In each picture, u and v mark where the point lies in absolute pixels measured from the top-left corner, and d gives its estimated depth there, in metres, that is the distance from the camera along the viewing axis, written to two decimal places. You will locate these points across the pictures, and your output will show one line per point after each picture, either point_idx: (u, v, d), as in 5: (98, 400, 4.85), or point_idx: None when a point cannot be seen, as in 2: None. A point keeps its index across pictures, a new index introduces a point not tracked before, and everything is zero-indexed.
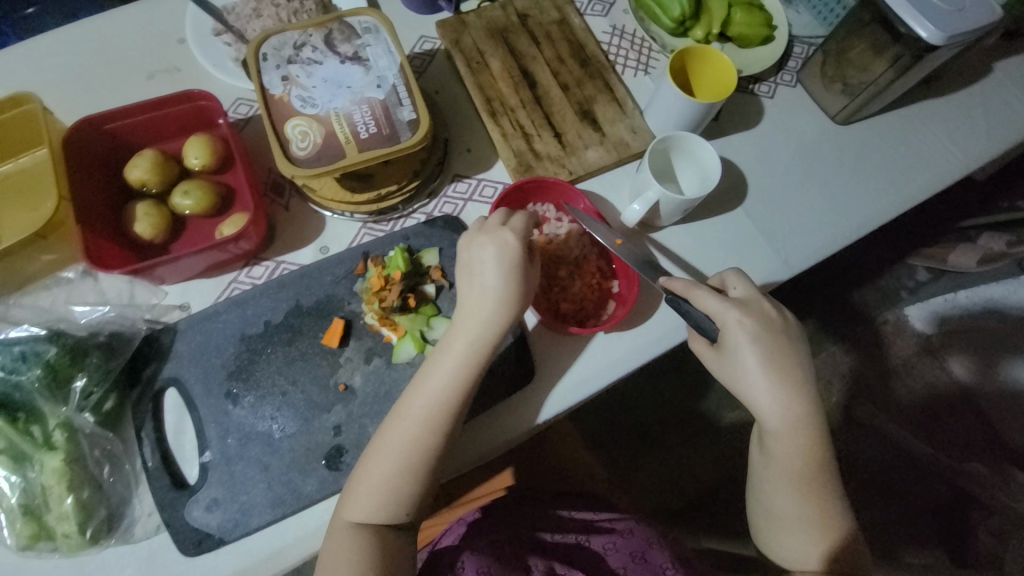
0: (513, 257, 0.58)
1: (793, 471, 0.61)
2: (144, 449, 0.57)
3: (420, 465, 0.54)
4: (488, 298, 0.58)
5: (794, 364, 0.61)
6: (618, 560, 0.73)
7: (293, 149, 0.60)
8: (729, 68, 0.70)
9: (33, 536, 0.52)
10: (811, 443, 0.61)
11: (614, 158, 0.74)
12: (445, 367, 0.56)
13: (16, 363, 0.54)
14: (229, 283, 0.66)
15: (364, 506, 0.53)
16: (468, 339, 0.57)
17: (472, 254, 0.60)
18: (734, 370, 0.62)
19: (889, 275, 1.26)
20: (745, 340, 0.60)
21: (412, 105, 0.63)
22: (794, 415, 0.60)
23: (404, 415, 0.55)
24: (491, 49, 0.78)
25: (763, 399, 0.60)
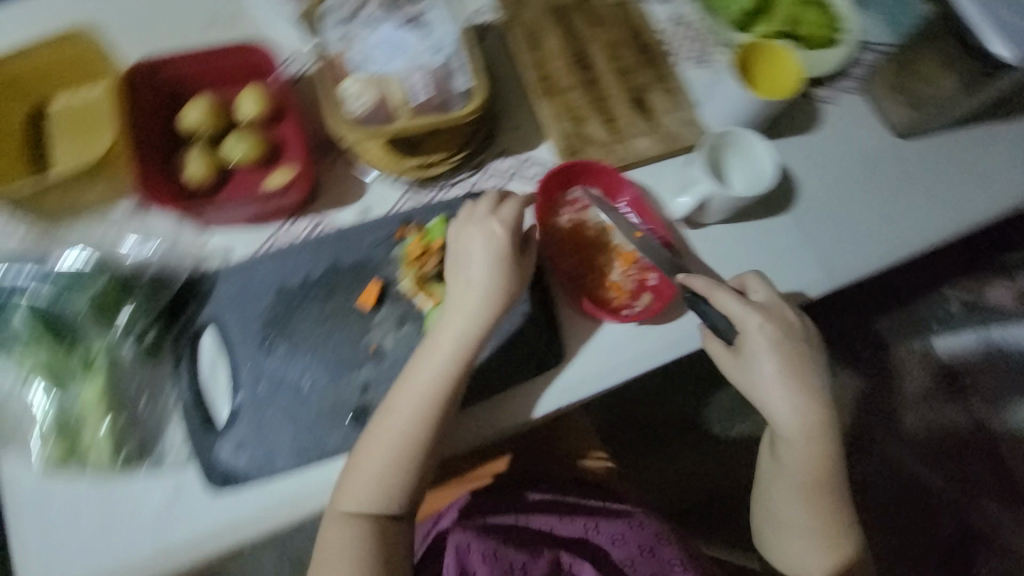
0: (499, 250, 0.59)
1: (805, 478, 0.62)
2: (179, 385, 0.58)
3: (411, 456, 0.56)
4: (477, 294, 0.59)
5: (812, 373, 0.62)
6: (626, 551, 0.74)
7: (348, 108, 0.60)
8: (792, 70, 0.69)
9: (65, 455, 0.54)
10: (827, 451, 0.61)
11: (664, 148, 0.72)
12: (431, 361, 0.57)
13: (69, 288, 0.57)
14: (273, 234, 0.67)
15: (356, 497, 0.56)
16: (457, 332, 0.58)
17: (462, 250, 0.60)
18: (753, 375, 0.62)
19: (922, 305, 1.19)
20: (764, 349, 0.61)
21: (468, 75, 0.62)
22: (810, 426, 0.61)
23: (393, 410, 0.57)
24: (548, 26, 0.77)
25: (781, 408, 0.61)
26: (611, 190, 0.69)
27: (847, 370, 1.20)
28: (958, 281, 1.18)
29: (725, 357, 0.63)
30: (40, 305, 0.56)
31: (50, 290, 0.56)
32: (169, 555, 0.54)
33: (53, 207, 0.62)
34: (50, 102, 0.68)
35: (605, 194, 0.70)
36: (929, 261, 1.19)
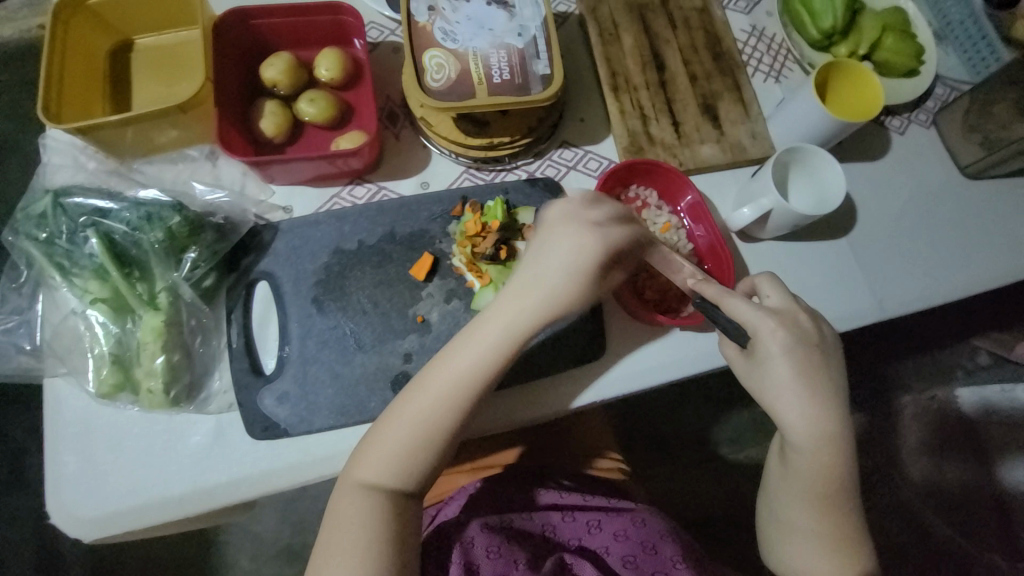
0: (581, 253, 0.56)
1: (815, 488, 0.58)
2: (231, 330, 0.60)
3: (436, 440, 0.54)
4: (543, 292, 0.56)
5: (826, 375, 0.57)
6: (626, 549, 0.70)
7: (427, 79, 0.61)
8: (873, 96, 0.67)
9: (117, 386, 0.55)
10: (840, 460, 0.56)
11: (728, 159, 0.71)
12: (477, 347, 0.55)
13: (141, 221, 0.57)
14: (333, 196, 0.68)
15: (375, 469, 0.53)
16: (512, 325, 0.55)
17: (539, 245, 0.57)
18: (765, 380, 0.58)
19: (948, 352, 1.18)
20: (776, 351, 0.57)
21: (548, 60, 0.62)
22: (823, 432, 0.56)
23: (428, 387, 0.54)
24: (626, 23, 0.76)
25: (793, 413, 0.56)
26: (672, 193, 0.69)
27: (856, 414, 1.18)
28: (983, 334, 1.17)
29: (737, 358, 0.61)
30: (112, 234, 0.56)
31: (124, 221, 0.57)
32: (204, 496, 0.56)
33: (130, 141, 0.62)
34: (135, 40, 0.69)
35: (664, 197, 0.69)
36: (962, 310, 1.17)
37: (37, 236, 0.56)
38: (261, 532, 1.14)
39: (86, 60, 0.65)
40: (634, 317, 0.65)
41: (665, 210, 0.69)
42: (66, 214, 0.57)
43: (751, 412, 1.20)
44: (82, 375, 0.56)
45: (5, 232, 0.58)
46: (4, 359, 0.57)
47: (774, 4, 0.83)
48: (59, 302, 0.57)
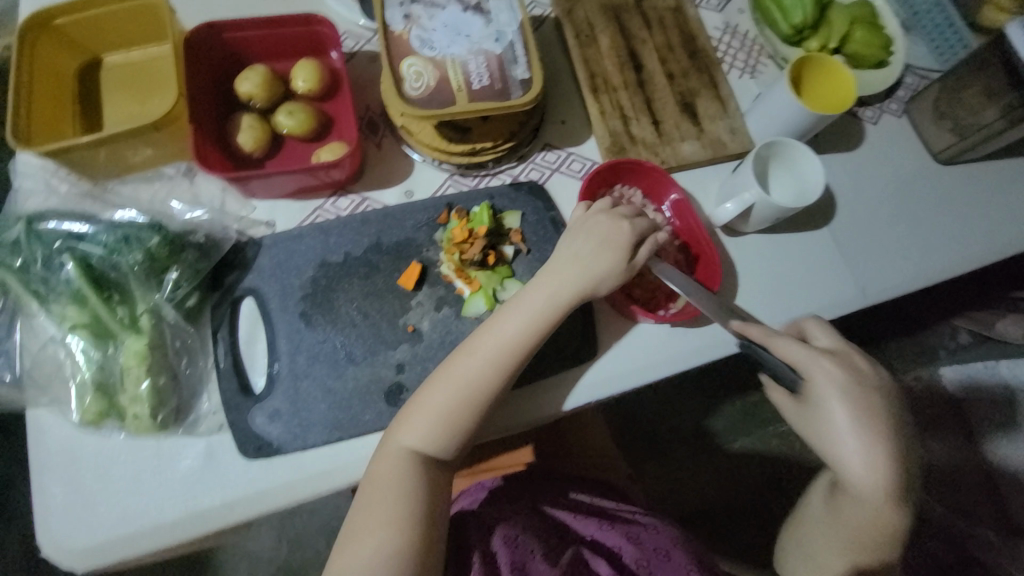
0: (618, 235, 0.60)
1: (860, 533, 0.57)
2: (218, 350, 0.59)
3: (478, 405, 0.55)
4: (582, 267, 0.59)
5: (894, 429, 0.53)
6: (642, 552, 0.68)
7: (406, 88, 0.60)
8: (845, 98, 0.68)
9: (101, 412, 0.54)
10: (898, 511, 0.54)
11: (709, 155, 0.72)
12: (523, 314, 0.57)
13: (119, 243, 0.55)
14: (317, 209, 0.68)
15: (420, 430, 0.54)
16: (554, 296, 0.58)
17: (578, 226, 0.61)
18: (822, 427, 0.54)
19: (930, 333, 1.21)
20: (834, 399, 0.53)
21: (527, 64, 0.62)
22: (887, 484, 0.52)
23: (477, 345, 0.56)
24: (602, 24, 0.77)
25: (857, 465, 0.53)
26: (657, 192, 0.70)
27: None
28: (964, 313, 1.18)
29: (786, 402, 0.58)
30: (89, 258, 0.55)
31: (101, 245, 0.55)
32: (198, 521, 0.54)
33: (104, 162, 0.61)
34: (103, 58, 0.68)
35: (649, 195, 0.70)
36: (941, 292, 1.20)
37: (11, 263, 0.54)
38: (258, 552, 1.12)
39: (54, 81, 0.64)
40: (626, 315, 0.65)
41: (650, 208, 0.70)
42: (40, 239, 0.55)
43: (742, 403, 1.22)
44: (65, 405, 0.55)
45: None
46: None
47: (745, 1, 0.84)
48: (37, 331, 0.56)
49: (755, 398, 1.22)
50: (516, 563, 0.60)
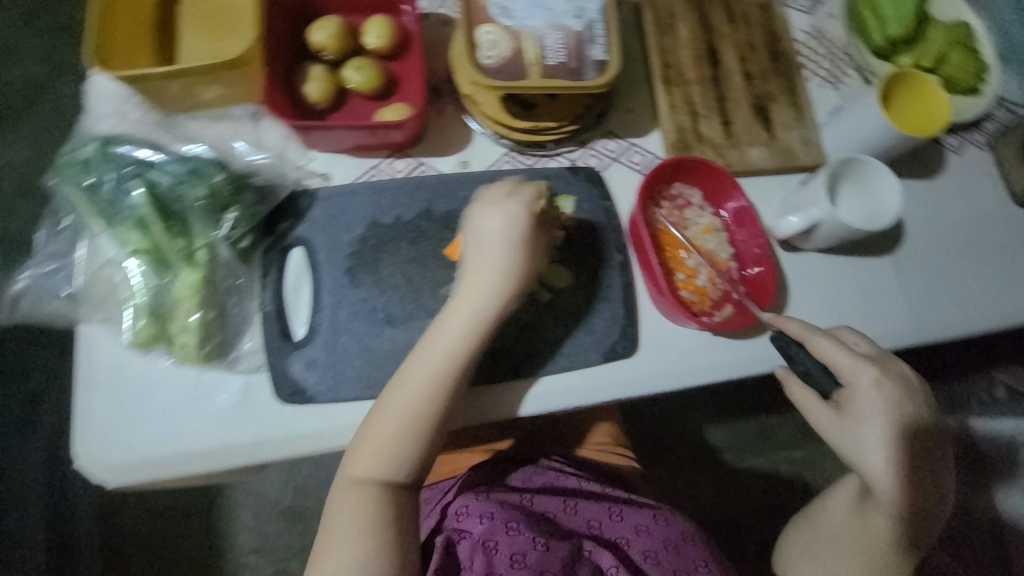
0: (521, 228, 0.58)
1: (877, 539, 0.60)
2: (264, 293, 0.60)
3: (424, 425, 0.54)
4: (494, 274, 0.57)
5: (921, 440, 0.58)
6: (648, 543, 0.67)
7: (479, 55, 0.59)
8: (925, 122, 0.65)
9: (152, 337, 0.56)
10: (913, 513, 0.58)
11: (777, 164, 0.69)
12: (450, 334, 0.56)
13: (186, 176, 0.57)
14: (372, 168, 0.67)
15: (366, 462, 0.53)
16: (477, 309, 0.56)
17: (480, 232, 0.58)
18: (855, 432, 0.58)
19: (965, 383, 1.16)
20: (873, 409, 0.57)
21: (605, 46, 0.60)
22: (906, 489, 0.58)
23: (408, 377, 0.55)
24: (683, 14, 0.74)
25: (884, 466, 0.57)
26: (718, 196, 0.67)
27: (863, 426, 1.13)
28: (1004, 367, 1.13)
29: (816, 401, 0.61)
30: (156, 186, 0.56)
31: (169, 175, 0.57)
32: (228, 453, 0.56)
33: (175, 95, 0.61)
34: None
35: (708, 198, 0.67)
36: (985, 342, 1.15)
37: (82, 181, 0.56)
38: (264, 492, 1.16)
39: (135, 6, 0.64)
40: (670, 317, 0.64)
41: (708, 210, 0.67)
42: (111, 162, 0.56)
43: (755, 423, 1.20)
44: (118, 324, 0.57)
45: (51, 175, 0.58)
46: (41, 300, 0.58)
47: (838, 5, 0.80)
48: (98, 250, 0.58)
49: (773, 419, 1.20)
50: (514, 553, 0.61)
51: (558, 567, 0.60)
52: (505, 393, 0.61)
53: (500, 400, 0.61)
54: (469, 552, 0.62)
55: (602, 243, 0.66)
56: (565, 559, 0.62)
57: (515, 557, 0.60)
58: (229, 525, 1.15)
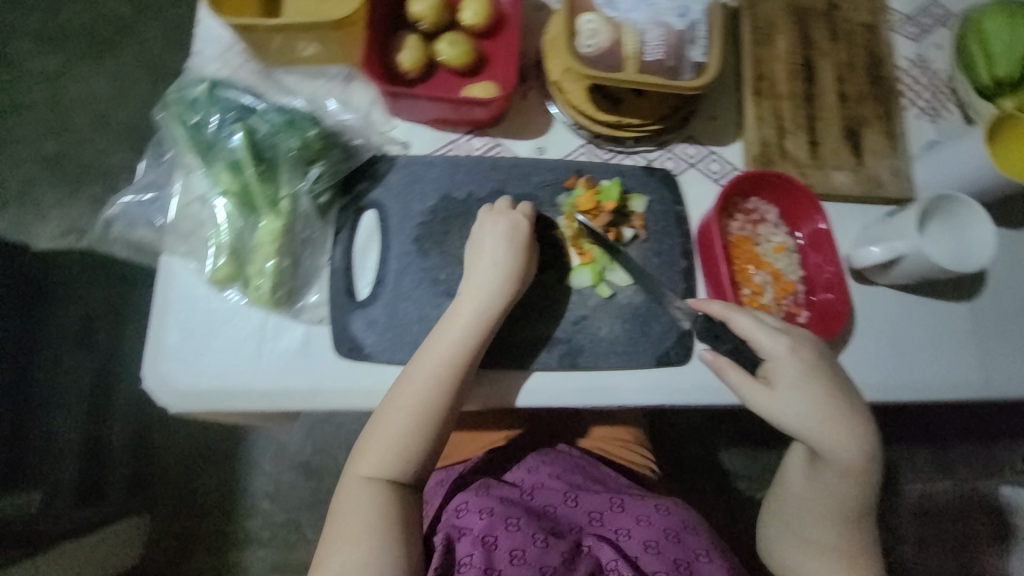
0: (523, 237, 0.60)
1: (837, 501, 0.59)
2: (335, 249, 0.62)
3: (429, 421, 0.56)
4: (488, 280, 0.58)
5: (849, 399, 0.57)
6: (650, 534, 0.65)
7: (578, 43, 0.59)
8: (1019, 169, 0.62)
9: (229, 276, 0.58)
10: (864, 475, 0.58)
11: (861, 191, 0.67)
12: (447, 337, 0.57)
13: (282, 126, 0.59)
14: (451, 143, 0.68)
15: (375, 461, 0.55)
16: (473, 313, 0.57)
17: (477, 243, 0.60)
18: (788, 404, 0.57)
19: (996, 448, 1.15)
20: (797, 377, 0.56)
21: (706, 48, 0.59)
22: (851, 447, 0.57)
23: (411, 380, 0.56)
24: (784, 26, 0.72)
25: (829, 434, 0.56)
26: (796, 216, 0.65)
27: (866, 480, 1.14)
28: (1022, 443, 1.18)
29: (746, 379, 0.58)
30: (254, 132, 0.58)
31: (267, 123, 0.59)
32: (284, 397, 0.59)
33: (276, 47, 0.63)
34: None
35: (786, 217, 0.66)
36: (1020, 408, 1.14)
37: (187, 119, 0.58)
38: (285, 443, 1.20)
39: None
40: None
41: (783, 229, 0.66)
42: (212, 104, 0.59)
43: (776, 456, 1.17)
44: (200, 259, 0.60)
45: (158, 109, 0.61)
46: (133, 227, 0.61)
47: (945, 37, 0.77)
48: (190, 186, 0.60)
49: None
50: (513, 549, 0.61)
51: (557, 562, 0.60)
52: (552, 380, 0.62)
53: (547, 386, 0.62)
54: (468, 548, 0.62)
55: (669, 247, 0.65)
56: (564, 554, 0.61)
57: (516, 553, 0.60)
58: (248, 469, 1.19)
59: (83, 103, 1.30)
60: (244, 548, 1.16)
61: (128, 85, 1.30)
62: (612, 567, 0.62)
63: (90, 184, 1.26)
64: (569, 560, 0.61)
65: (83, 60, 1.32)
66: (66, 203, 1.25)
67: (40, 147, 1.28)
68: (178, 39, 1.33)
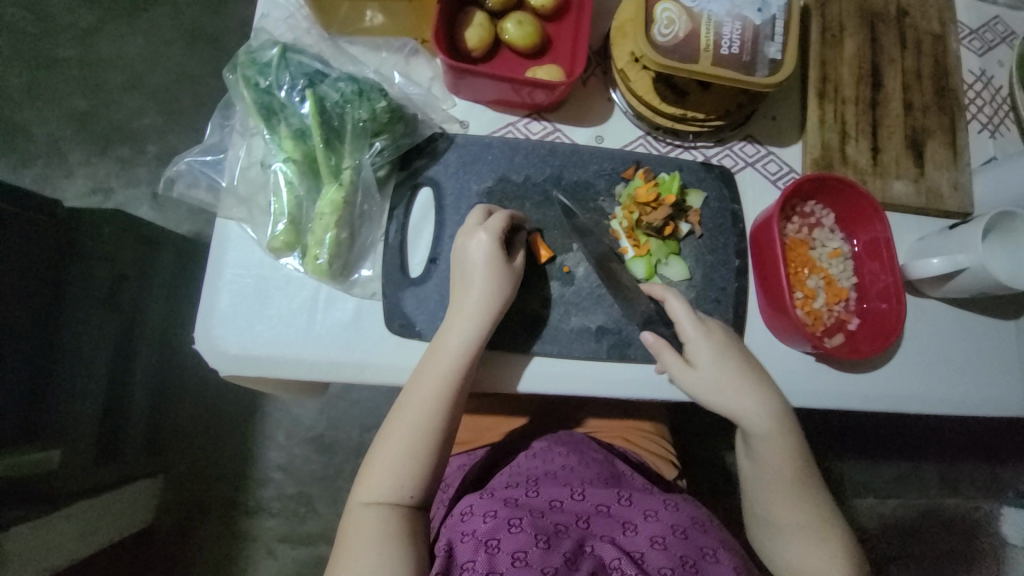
0: (499, 256, 0.57)
1: (785, 473, 0.58)
2: (390, 225, 0.62)
3: (427, 445, 0.55)
4: (474, 305, 0.56)
5: (756, 365, 0.59)
6: (657, 529, 0.56)
7: (653, 31, 0.57)
8: None
9: (286, 245, 0.58)
10: (794, 440, 0.58)
11: (920, 202, 0.67)
12: (436, 364, 0.56)
13: (352, 96, 0.58)
14: (509, 125, 0.67)
15: (378, 486, 0.54)
16: (460, 339, 0.56)
17: (462, 264, 0.58)
18: (708, 378, 0.57)
19: (1010, 471, 1.16)
20: (711, 351, 0.57)
21: (782, 45, 0.57)
22: (772, 412, 0.57)
23: (404, 406, 0.56)
24: (853, 29, 0.70)
25: (746, 401, 0.57)
26: (855, 222, 0.64)
27: (879, 492, 1.14)
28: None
29: (675, 361, 0.58)
30: (324, 100, 0.58)
31: (337, 91, 0.58)
32: (332, 369, 0.59)
33: (342, 17, 0.63)
34: None
35: (842, 223, 0.65)
36: None
37: (257, 81, 0.58)
38: (299, 416, 1.18)
39: None
40: (780, 335, 0.63)
41: (838, 235, 0.65)
42: (278, 67, 0.58)
43: None
44: (259, 225, 0.60)
45: (229, 70, 0.60)
46: (194, 186, 0.63)
47: (1010, 53, 0.74)
48: (254, 151, 0.61)
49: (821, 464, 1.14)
50: (516, 551, 0.51)
51: (561, 564, 0.51)
52: (600, 370, 0.62)
53: (595, 375, 0.62)
54: (470, 553, 0.52)
55: (723, 245, 0.65)
56: (567, 554, 0.52)
57: (518, 555, 0.51)
58: (259, 441, 1.18)
59: (115, 63, 1.28)
60: (254, 517, 1.15)
61: (161, 47, 1.29)
62: (616, 567, 0.53)
63: (119, 144, 1.25)
64: (573, 561, 0.52)
65: (117, 19, 1.30)
66: (94, 162, 1.25)
67: (69, 104, 1.26)
68: (212, 2, 1.30)
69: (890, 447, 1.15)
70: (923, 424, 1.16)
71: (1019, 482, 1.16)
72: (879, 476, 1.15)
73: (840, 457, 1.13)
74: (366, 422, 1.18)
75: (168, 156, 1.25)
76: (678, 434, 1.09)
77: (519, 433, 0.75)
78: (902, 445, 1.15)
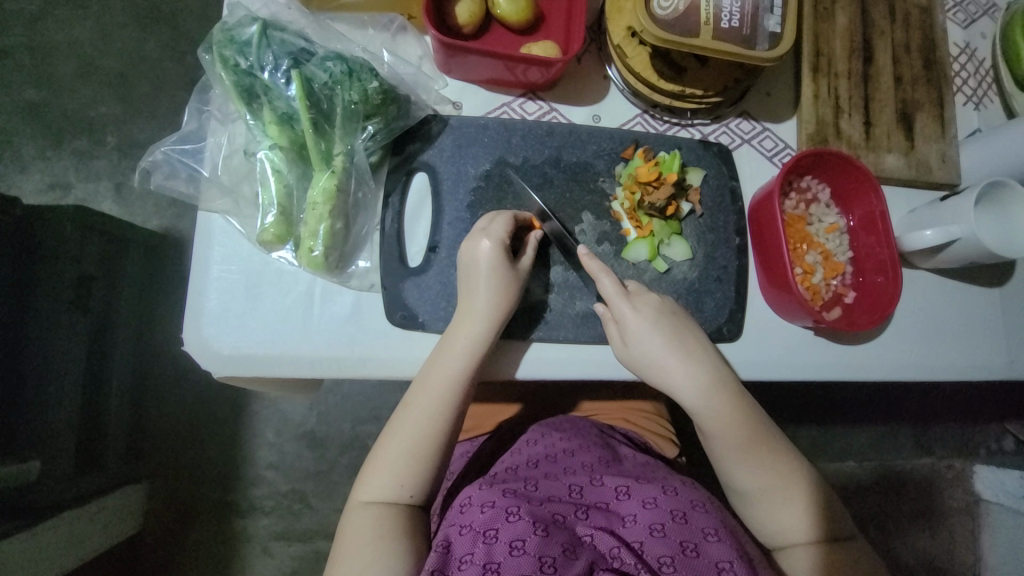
0: (504, 263, 0.56)
1: (744, 445, 0.58)
2: (386, 213, 0.60)
3: (434, 446, 0.54)
4: (484, 309, 0.55)
5: (701, 340, 0.59)
6: (655, 516, 0.53)
7: (654, 4, 0.56)
8: None
9: (278, 238, 0.56)
10: (747, 412, 0.58)
11: (912, 174, 0.68)
12: (443, 366, 0.55)
13: (342, 77, 0.55)
14: (503, 105, 0.65)
15: (383, 484, 0.53)
16: (467, 343, 0.55)
17: (472, 264, 0.56)
18: (657, 361, 0.58)
19: (982, 432, 1.22)
20: (649, 330, 0.57)
21: (782, 18, 0.56)
22: (718, 385, 0.58)
23: (410, 407, 0.54)
24: (844, 2, 0.70)
25: (690, 379, 0.58)
26: (849, 198, 0.65)
27: (862, 455, 1.18)
28: (1018, 421, 1.21)
29: (617, 335, 0.59)
30: (311, 81, 0.55)
31: (325, 72, 0.55)
32: (332, 364, 0.56)
33: None
34: None
35: (836, 198, 0.66)
36: (1000, 394, 1.22)
37: (237, 63, 0.54)
38: (288, 413, 1.14)
39: None
40: (782, 311, 0.63)
41: (835, 210, 0.66)
42: (259, 47, 0.55)
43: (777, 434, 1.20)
44: (247, 217, 0.57)
45: (205, 50, 0.57)
46: (174, 177, 0.60)
47: (992, 26, 0.75)
48: (236, 139, 0.59)
49: (810, 431, 1.17)
50: (514, 539, 0.48)
51: (560, 555, 0.48)
52: (604, 353, 0.61)
53: (600, 359, 0.61)
54: (468, 545, 0.49)
55: (723, 224, 0.65)
56: (566, 544, 0.49)
57: (516, 544, 0.48)
58: (242, 444, 1.12)
59: (65, 49, 1.18)
60: (247, 517, 1.10)
61: (114, 30, 1.19)
62: (616, 556, 0.50)
63: (75, 135, 1.17)
64: (571, 552, 0.49)
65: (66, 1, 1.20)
66: (50, 157, 1.16)
67: (18, 94, 1.17)
68: None
69: (873, 414, 1.19)
70: (903, 391, 1.20)
71: (989, 441, 1.22)
72: (864, 440, 1.18)
73: (824, 425, 1.17)
74: (358, 418, 1.14)
75: (131, 147, 1.17)
76: (674, 412, 1.10)
77: (522, 419, 0.74)
78: (884, 409, 1.19)
